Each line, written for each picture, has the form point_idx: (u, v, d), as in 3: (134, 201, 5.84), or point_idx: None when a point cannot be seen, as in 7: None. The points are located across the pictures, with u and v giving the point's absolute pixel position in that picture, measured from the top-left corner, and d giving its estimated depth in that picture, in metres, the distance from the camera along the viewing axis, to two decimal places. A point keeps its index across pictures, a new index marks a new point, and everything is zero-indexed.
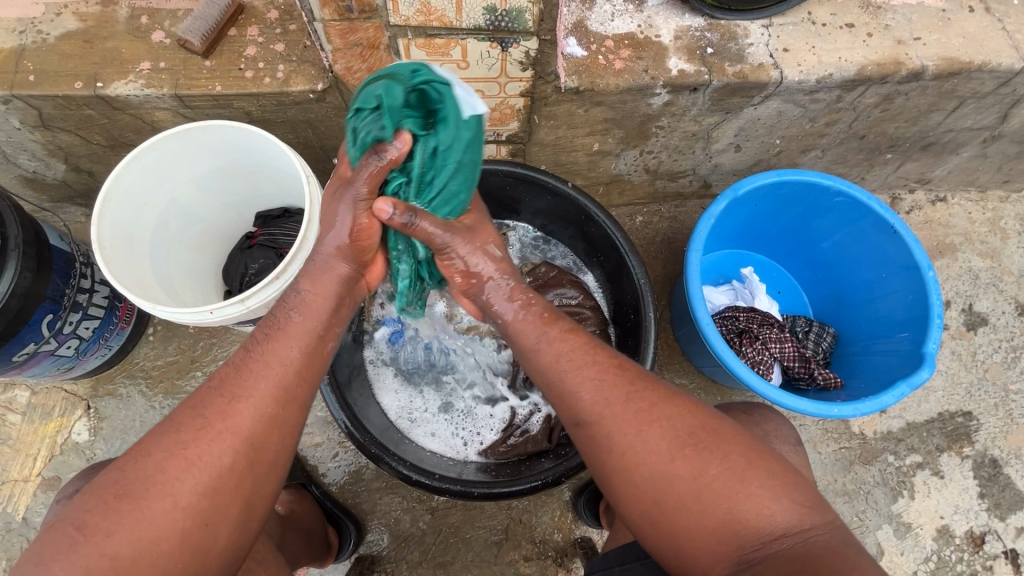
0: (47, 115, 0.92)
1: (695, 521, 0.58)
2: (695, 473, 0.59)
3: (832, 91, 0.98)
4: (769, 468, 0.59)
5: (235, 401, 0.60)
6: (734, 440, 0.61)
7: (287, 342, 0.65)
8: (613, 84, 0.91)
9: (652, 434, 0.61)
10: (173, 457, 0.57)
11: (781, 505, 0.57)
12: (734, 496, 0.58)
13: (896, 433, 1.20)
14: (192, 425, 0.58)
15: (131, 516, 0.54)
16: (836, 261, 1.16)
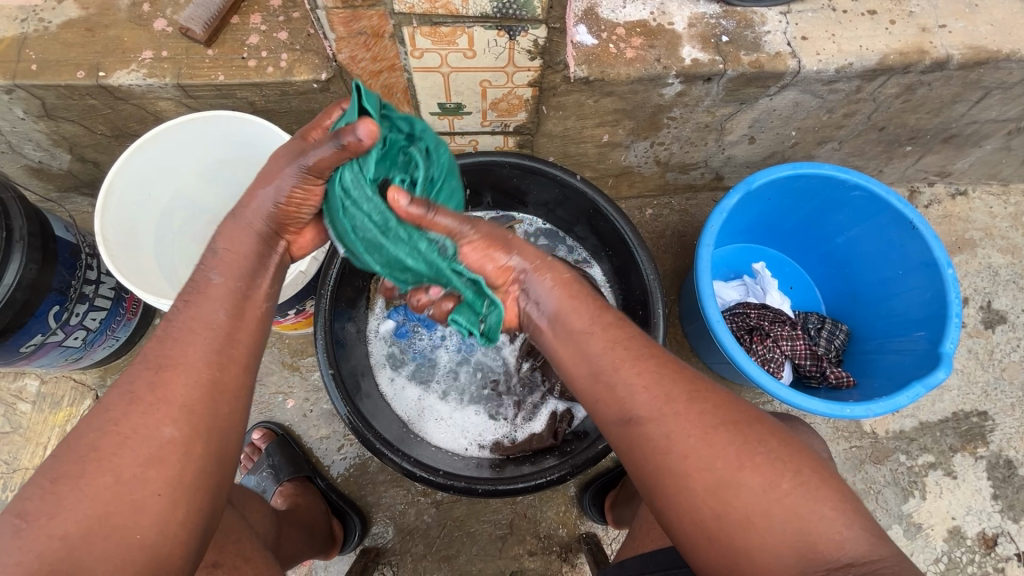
0: (50, 106, 0.91)
1: (762, 537, 0.53)
2: (765, 487, 0.54)
3: (852, 81, 0.95)
4: (839, 488, 0.56)
5: (163, 370, 0.55)
6: (806, 455, 0.57)
7: (222, 305, 0.60)
8: (624, 73, 0.88)
9: (720, 439, 0.56)
10: (108, 434, 0.52)
11: (854, 532, 0.53)
12: (807, 515, 0.53)
13: (909, 433, 1.18)
14: (122, 402, 0.54)
15: (80, 497, 0.50)
16: (851, 257, 1.13)
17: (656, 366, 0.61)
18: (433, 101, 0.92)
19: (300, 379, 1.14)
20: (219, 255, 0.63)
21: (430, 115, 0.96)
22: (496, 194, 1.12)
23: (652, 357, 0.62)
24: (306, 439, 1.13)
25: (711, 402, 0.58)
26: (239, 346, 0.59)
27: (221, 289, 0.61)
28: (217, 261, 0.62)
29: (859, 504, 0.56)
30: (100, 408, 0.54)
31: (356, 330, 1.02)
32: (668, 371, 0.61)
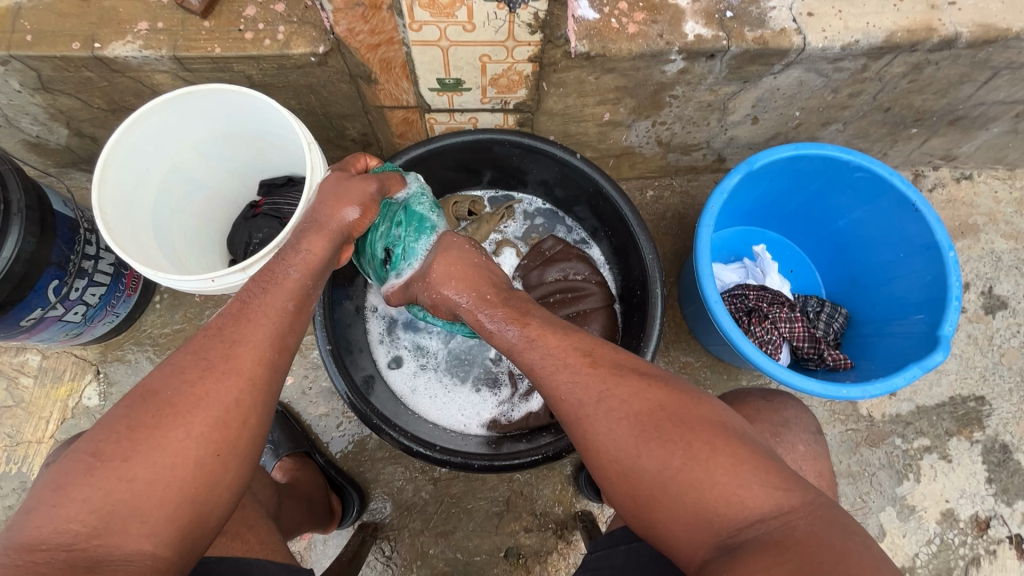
0: (46, 78, 0.90)
1: (667, 512, 0.57)
2: (660, 467, 0.57)
3: (857, 60, 0.93)
4: (735, 452, 0.56)
5: (237, 344, 0.60)
6: (700, 428, 0.58)
7: (291, 297, 0.66)
8: (626, 49, 0.87)
9: (620, 430, 0.60)
10: (184, 393, 0.56)
11: (751, 491, 0.54)
12: (701, 486, 0.55)
13: (905, 417, 1.18)
14: (196, 367, 0.58)
15: (152, 446, 0.53)
16: (852, 240, 1.13)
17: (571, 376, 0.65)
18: (432, 76, 0.91)
19: (299, 357, 1.14)
20: (299, 255, 0.70)
21: (429, 91, 0.95)
22: (494, 171, 1.11)
23: (567, 367, 0.66)
24: (305, 416, 1.14)
25: (619, 397, 0.62)
26: (292, 330, 0.65)
27: (295, 284, 0.68)
28: (296, 259, 0.70)
29: (760, 461, 0.56)
30: (175, 368, 0.58)
31: (353, 306, 1.02)
32: (582, 377, 0.64)
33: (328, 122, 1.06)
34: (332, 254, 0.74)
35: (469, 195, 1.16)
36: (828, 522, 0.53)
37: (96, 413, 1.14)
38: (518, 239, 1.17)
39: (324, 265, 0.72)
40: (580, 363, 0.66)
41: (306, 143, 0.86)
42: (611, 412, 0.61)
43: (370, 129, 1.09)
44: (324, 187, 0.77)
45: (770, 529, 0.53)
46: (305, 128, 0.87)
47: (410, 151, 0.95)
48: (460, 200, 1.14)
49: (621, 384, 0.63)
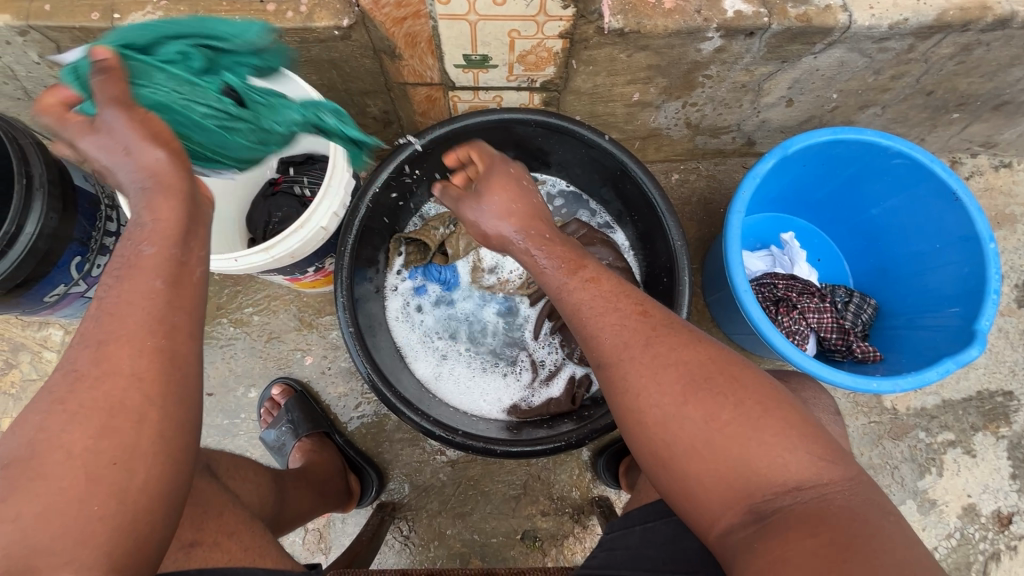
0: (66, 49, 0.88)
1: (702, 465, 0.54)
2: (706, 418, 0.54)
3: (904, 40, 0.89)
4: (784, 417, 0.54)
5: (104, 344, 0.50)
6: (750, 387, 0.56)
7: (159, 274, 0.53)
8: (662, 26, 0.83)
9: (669, 376, 0.57)
10: (53, 414, 0.47)
11: (796, 457, 0.52)
12: (747, 444, 0.53)
13: (930, 411, 1.16)
14: (64, 380, 0.49)
15: (31, 478, 0.46)
16: (885, 229, 1.09)
17: (619, 320, 0.63)
18: (458, 52, 0.88)
19: (318, 337, 1.14)
20: (147, 226, 0.55)
21: (454, 67, 0.92)
22: (518, 152, 1.08)
23: (615, 311, 0.64)
24: (323, 396, 1.14)
25: (668, 344, 0.59)
26: (182, 312, 0.54)
27: (156, 258, 0.54)
28: (148, 232, 0.55)
29: (810, 432, 0.54)
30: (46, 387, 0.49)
31: (374, 288, 1.01)
32: (631, 322, 0.62)
33: (349, 99, 1.04)
34: (192, 208, 0.58)
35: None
36: (867, 501, 0.51)
37: None
38: None
39: (188, 228, 0.57)
40: (630, 311, 0.63)
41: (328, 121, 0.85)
42: (663, 364, 0.58)
43: (391, 107, 1.06)
44: (115, 162, 0.57)
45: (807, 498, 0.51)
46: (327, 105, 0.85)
47: (432, 130, 0.92)
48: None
49: (669, 335, 0.60)
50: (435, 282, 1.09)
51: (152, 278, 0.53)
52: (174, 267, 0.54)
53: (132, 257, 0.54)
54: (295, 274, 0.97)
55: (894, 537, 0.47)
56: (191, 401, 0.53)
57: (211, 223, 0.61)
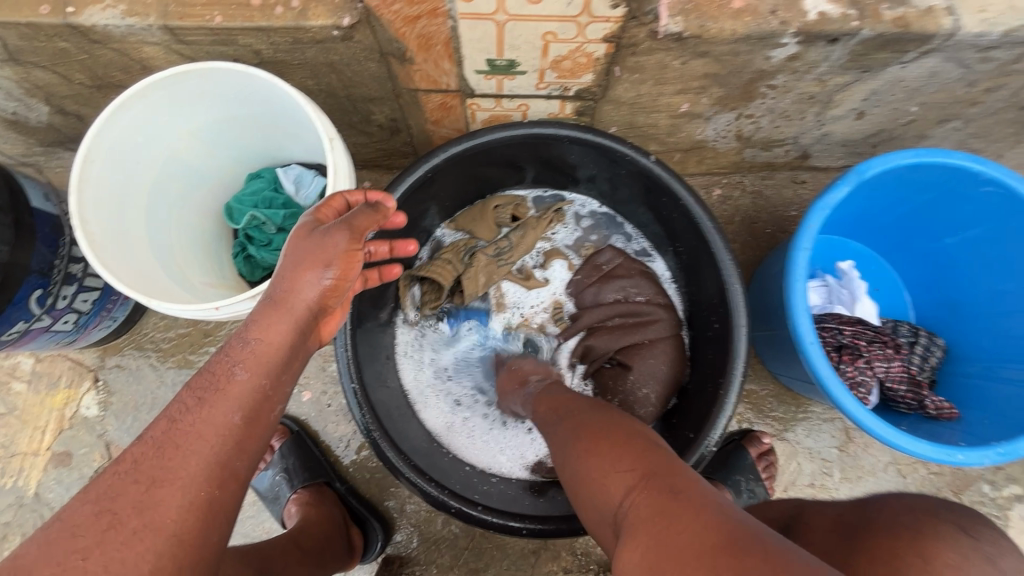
0: (14, 48, 0.74)
1: (582, 501, 0.58)
2: (565, 470, 0.61)
3: (1014, 48, 0.74)
4: (639, 449, 0.56)
5: (158, 487, 0.46)
6: (618, 432, 0.59)
7: (240, 408, 0.50)
8: (729, 30, 0.68)
9: (559, 433, 0.65)
10: (73, 569, 0.42)
11: (614, 475, 0.54)
12: (598, 479, 0.55)
13: (996, 461, 1.04)
14: (97, 525, 0.44)
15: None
16: (963, 262, 0.95)
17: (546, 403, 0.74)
18: (481, 56, 0.73)
19: (317, 371, 1.02)
20: (248, 347, 0.53)
21: (475, 74, 0.78)
22: (542, 168, 0.94)
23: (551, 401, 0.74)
24: (323, 437, 1.02)
25: (576, 403, 0.69)
26: (243, 457, 0.50)
27: (242, 387, 0.51)
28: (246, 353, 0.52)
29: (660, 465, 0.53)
30: (66, 527, 0.44)
31: (381, 319, 0.90)
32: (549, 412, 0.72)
33: (351, 105, 0.89)
34: (301, 338, 0.56)
35: (513, 196, 0.99)
36: (665, 494, 0.49)
37: (96, 424, 1.04)
38: (569, 249, 1.00)
39: (287, 358, 0.54)
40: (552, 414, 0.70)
41: (327, 139, 0.72)
42: (562, 428, 0.65)
43: (400, 114, 0.92)
44: (286, 255, 0.58)
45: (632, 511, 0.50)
46: (326, 121, 0.72)
47: (448, 148, 0.80)
48: (502, 202, 0.98)
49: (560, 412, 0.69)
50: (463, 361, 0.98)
51: (231, 414, 0.50)
52: (257, 401, 0.51)
53: (220, 380, 0.51)
54: None
55: (677, 530, 0.45)
56: (205, 555, 0.47)
57: (309, 355, 0.58)
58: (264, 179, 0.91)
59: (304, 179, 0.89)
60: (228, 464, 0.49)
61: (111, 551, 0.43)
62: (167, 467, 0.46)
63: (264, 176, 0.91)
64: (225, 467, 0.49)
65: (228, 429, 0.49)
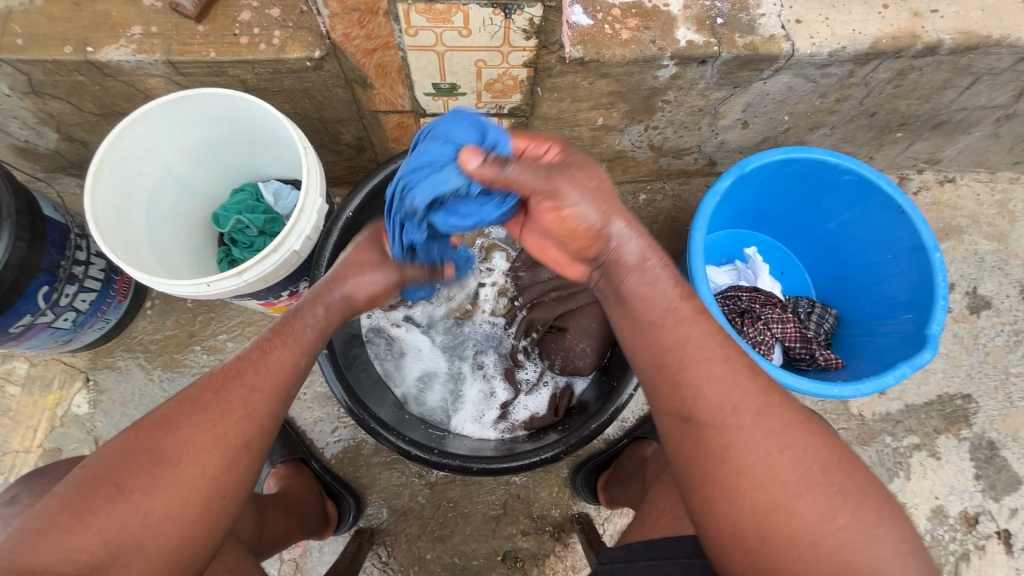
0: (37, 81, 0.89)
1: (799, 560, 0.53)
2: (820, 519, 0.53)
3: (844, 66, 0.96)
4: (893, 516, 0.54)
5: (260, 392, 0.61)
6: (866, 491, 0.55)
7: (305, 355, 0.67)
8: (620, 55, 0.88)
9: (782, 462, 0.55)
10: (204, 432, 0.56)
11: (910, 570, 0.52)
12: (857, 551, 0.52)
13: (895, 415, 1.20)
14: (217, 407, 0.58)
15: (171, 482, 0.53)
16: (843, 242, 1.14)
17: (729, 372, 0.59)
18: (428, 80, 0.91)
19: None
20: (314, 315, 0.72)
21: (424, 96, 0.95)
22: None
23: (726, 361, 0.60)
24: (299, 422, 1.13)
25: (780, 420, 0.57)
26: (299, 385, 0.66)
27: (308, 342, 0.69)
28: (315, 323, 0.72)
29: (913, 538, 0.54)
30: (197, 405, 0.57)
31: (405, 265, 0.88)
32: (740, 380, 0.59)
33: (323, 127, 1.06)
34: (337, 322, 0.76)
35: None
36: None
37: (86, 421, 1.13)
38: (503, 241, 1.12)
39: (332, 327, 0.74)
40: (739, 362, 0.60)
41: (302, 147, 0.86)
42: (778, 445, 0.56)
43: (365, 133, 1.09)
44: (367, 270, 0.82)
45: None
46: (301, 131, 0.87)
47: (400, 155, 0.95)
48: None
49: (779, 408, 0.58)
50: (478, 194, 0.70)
51: (303, 359, 0.67)
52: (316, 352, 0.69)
53: (296, 333, 0.68)
54: (269, 299, 0.98)
55: None
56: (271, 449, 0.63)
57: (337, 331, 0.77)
58: (248, 191, 1.05)
59: (281, 192, 1.05)
60: (293, 388, 0.65)
61: (229, 426, 0.57)
62: (265, 379, 0.62)
63: (249, 187, 1.06)
64: (292, 388, 0.65)
65: (301, 367, 0.66)
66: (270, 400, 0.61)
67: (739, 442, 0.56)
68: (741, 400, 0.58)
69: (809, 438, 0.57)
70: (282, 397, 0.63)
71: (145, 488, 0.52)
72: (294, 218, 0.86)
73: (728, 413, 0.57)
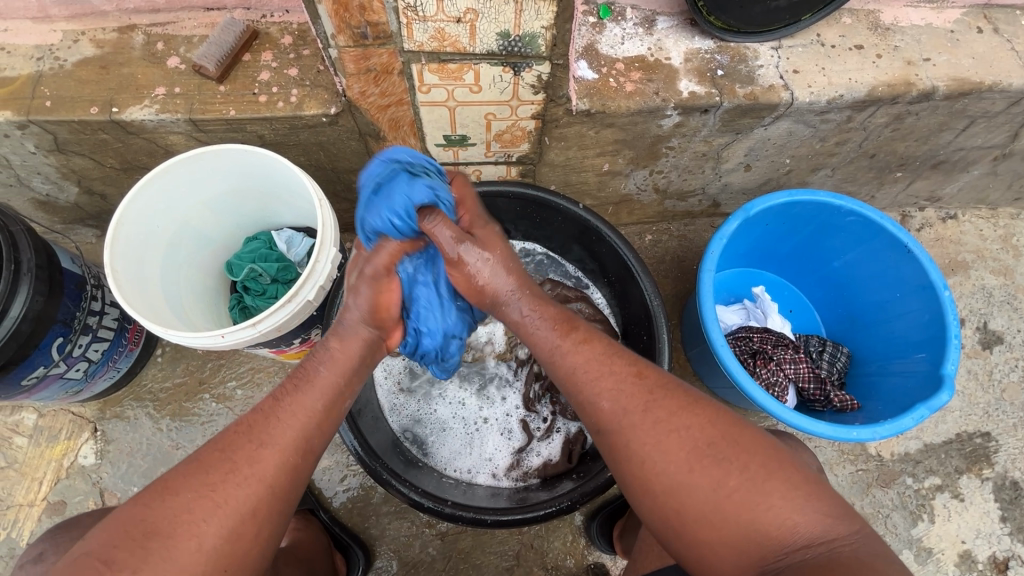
0: (62, 140, 0.92)
1: (709, 526, 0.58)
2: (714, 485, 0.58)
3: (843, 112, 0.98)
4: (782, 470, 0.59)
5: (264, 447, 0.59)
6: (755, 451, 0.60)
7: (322, 396, 0.64)
8: (625, 106, 0.91)
9: (674, 442, 0.60)
10: (201, 498, 0.55)
11: (803, 515, 0.57)
12: (756, 507, 0.57)
13: (914, 455, 1.18)
14: (220, 468, 0.57)
15: (162, 558, 0.52)
16: (850, 280, 1.15)
17: (616, 384, 0.65)
18: (439, 132, 0.94)
19: None
20: (329, 352, 0.68)
21: (435, 146, 0.98)
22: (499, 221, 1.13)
23: (611, 374, 0.65)
24: None
25: (666, 409, 0.62)
26: (322, 435, 0.63)
27: (326, 382, 0.65)
28: (325, 354, 0.68)
29: (811, 487, 0.58)
30: (200, 466, 0.57)
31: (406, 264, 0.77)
32: (627, 385, 0.64)
33: (336, 177, 1.09)
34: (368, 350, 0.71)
35: None
36: (867, 549, 0.55)
37: (92, 473, 1.11)
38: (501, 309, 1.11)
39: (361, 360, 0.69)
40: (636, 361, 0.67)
41: (317, 200, 0.87)
42: (665, 431, 0.61)
43: None
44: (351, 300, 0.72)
45: (814, 554, 0.55)
46: (315, 184, 0.89)
47: None
48: None
49: (686, 412, 0.62)
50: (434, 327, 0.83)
51: (319, 401, 0.63)
52: (336, 393, 0.65)
53: (309, 374, 0.66)
54: (281, 347, 0.98)
55: None
56: (288, 509, 0.60)
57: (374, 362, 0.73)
58: (262, 240, 1.07)
59: (294, 240, 1.06)
60: (310, 438, 0.61)
61: (229, 488, 0.56)
62: (273, 432, 0.60)
63: (263, 236, 1.07)
64: (307, 440, 0.61)
65: (317, 412, 0.63)
66: (279, 453, 0.59)
67: (636, 438, 0.62)
68: (629, 401, 0.63)
69: (690, 420, 0.61)
70: (292, 449, 0.60)
71: (134, 566, 0.51)
72: (307, 272, 0.86)
73: (621, 416, 0.63)
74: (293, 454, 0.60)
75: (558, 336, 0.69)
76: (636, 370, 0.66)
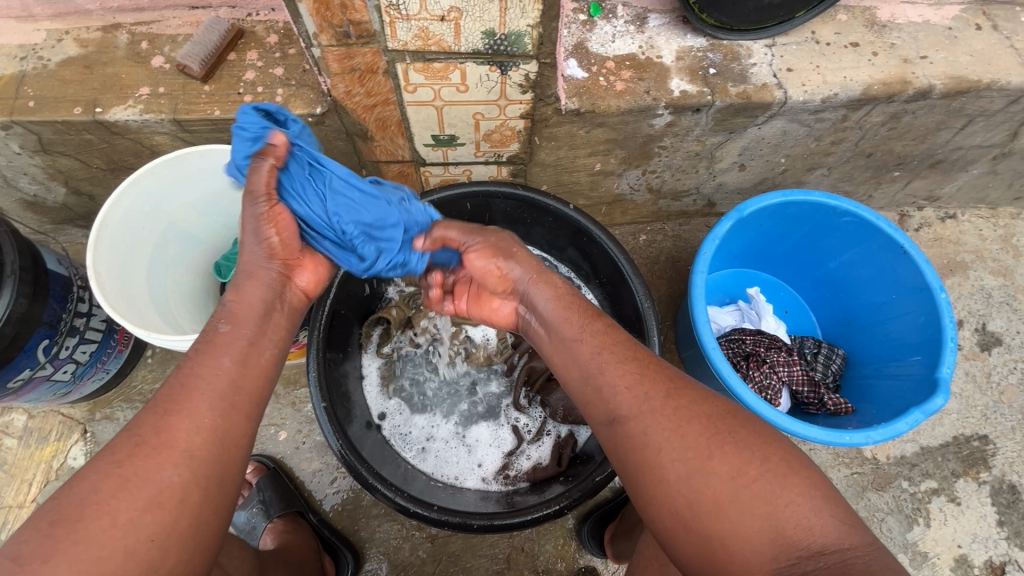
0: (47, 141, 0.91)
1: (725, 520, 0.55)
2: (733, 474, 0.56)
3: (837, 111, 0.97)
4: (800, 468, 0.57)
5: (169, 414, 0.56)
6: (774, 445, 0.58)
7: (227, 353, 0.61)
8: (614, 105, 0.90)
9: (691, 428, 0.59)
10: (108, 475, 0.52)
11: (821, 519, 0.54)
12: (774, 500, 0.54)
13: (910, 458, 1.17)
14: (127, 445, 0.54)
15: (74, 541, 0.48)
16: (845, 281, 1.13)
17: (637, 368, 0.66)
18: (427, 132, 0.93)
19: (293, 411, 1.12)
20: (228, 307, 0.65)
21: (423, 146, 0.97)
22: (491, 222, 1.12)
23: (632, 360, 0.67)
24: (297, 472, 1.10)
25: (687, 398, 0.62)
26: (242, 396, 0.60)
27: (228, 337, 0.62)
28: (226, 312, 0.65)
29: (827, 490, 0.56)
30: (107, 447, 0.54)
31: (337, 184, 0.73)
32: (649, 371, 0.65)
33: None
34: (273, 299, 0.68)
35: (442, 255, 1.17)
36: (887, 563, 0.52)
37: None
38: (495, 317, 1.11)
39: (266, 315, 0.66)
40: (622, 369, 0.66)
41: None
42: (685, 416, 0.60)
43: None
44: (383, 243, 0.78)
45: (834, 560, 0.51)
46: None
47: None
48: None
49: (705, 403, 0.62)
50: (384, 232, 0.77)
51: (221, 358, 0.60)
52: (241, 348, 0.62)
53: (209, 335, 0.63)
54: None
55: None
56: None
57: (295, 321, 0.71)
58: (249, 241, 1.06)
59: None
60: (224, 396, 0.59)
61: (137, 462, 0.53)
62: (178, 399, 0.57)
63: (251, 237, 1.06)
64: (222, 398, 0.58)
65: (222, 370, 0.60)
66: (186, 418, 0.56)
67: (655, 424, 0.61)
68: (650, 386, 0.64)
69: (710, 409, 0.61)
70: (201, 411, 0.57)
71: (45, 555, 0.47)
72: None
73: (643, 401, 0.62)
74: (204, 417, 0.57)
75: (580, 325, 0.72)
76: (655, 360, 0.68)
